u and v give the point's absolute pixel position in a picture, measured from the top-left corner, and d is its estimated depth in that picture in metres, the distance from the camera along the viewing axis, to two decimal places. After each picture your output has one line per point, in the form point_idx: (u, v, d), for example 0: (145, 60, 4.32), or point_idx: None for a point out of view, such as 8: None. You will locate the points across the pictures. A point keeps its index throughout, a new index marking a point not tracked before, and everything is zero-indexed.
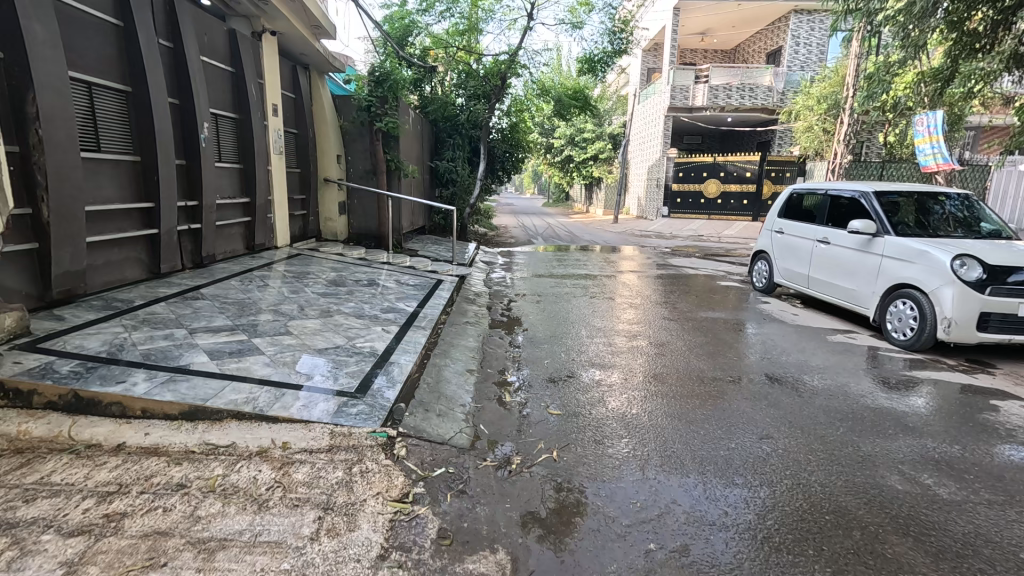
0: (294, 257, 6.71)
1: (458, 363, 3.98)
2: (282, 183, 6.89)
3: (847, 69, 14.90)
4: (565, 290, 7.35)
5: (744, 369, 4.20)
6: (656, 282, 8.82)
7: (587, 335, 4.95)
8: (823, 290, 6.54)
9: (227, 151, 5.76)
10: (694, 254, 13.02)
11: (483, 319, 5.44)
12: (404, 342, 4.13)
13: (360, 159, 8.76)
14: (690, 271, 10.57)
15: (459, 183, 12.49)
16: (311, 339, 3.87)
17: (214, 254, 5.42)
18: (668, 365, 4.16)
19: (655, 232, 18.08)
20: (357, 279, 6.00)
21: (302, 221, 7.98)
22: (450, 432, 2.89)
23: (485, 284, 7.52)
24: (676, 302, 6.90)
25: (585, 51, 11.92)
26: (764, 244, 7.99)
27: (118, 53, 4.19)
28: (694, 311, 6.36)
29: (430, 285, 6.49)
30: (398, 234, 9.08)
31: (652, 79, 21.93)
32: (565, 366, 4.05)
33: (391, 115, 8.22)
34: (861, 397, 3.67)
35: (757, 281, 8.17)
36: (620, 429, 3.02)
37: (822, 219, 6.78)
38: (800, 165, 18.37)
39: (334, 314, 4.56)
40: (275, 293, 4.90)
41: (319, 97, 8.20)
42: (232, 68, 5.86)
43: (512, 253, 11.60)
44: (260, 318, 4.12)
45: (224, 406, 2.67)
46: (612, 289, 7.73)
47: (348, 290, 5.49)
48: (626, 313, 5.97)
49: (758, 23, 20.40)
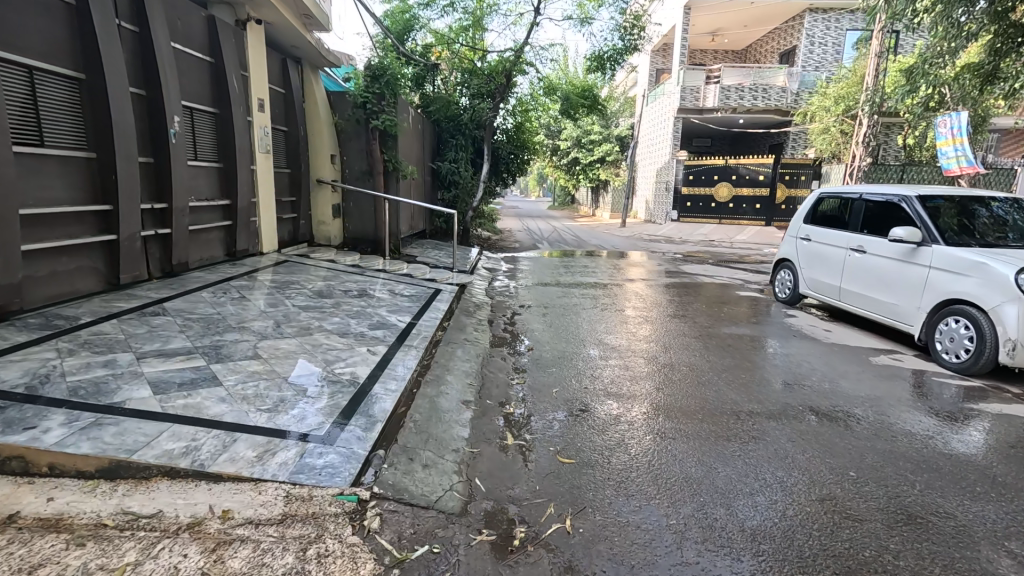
0: (281, 265, 6.19)
1: (453, 393, 3.43)
2: (268, 184, 6.38)
3: (867, 68, 14.40)
4: (572, 301, 6.81)
5: (782, 399, 3.65)
6: (670, 291, 8.26)
7: (600, 355, 4.40)
8: (857, 304, 5.97)
9: (204, 148, 5.25)
10: (707, 261, 12.46)
11: (483, 336, 4.90)
12: (391, 367, 3.59)
13: (356, 160, 8.26)
14: (704, 279, 10.00)
15: (462, 186, 11.95)
16: (282, 364, 3.33)
17: (186, 262, 4.91)
18: (696, 394, 3.61)
19: (664, 237, 17.55)
20: (346, 291, 5.47)
21: (292, 225, 7.49)
22: (437, 490, 2.34)
23: (487, 294, 6.98)
24: (694, 316, 6.34)
25: (594, 48, 11.40)
26: (788, 252, 7.42)
27: (69, 35, 3.69)
28: (715, 326, 5.79)
29: (427, 296, 5.96)
30: (395, 239, 8.55)
31: (661, 79, 21.36)
32: (577, 396, 3.51)
33: (388, 113, 7.73)
34: (929, 439, 3.10)
35: (780, 291, 7.60)
36: (648, 485, 2.47)
37: (855, 226, 6.22)
38: (815, 168, 17.80)
39: (315, 332, 4.03)
40: (251, 307, 4.37)
41: (311, 93, 7.70)
42: (212, 58, 5.36)
43: (516, 259, 11.07)
44: (227, 338, 3.59)
45: (154, 461, 2.14)
46: (624, 299, 7.18)
47: (335, 302, 4.96)
48: (642, 329, 5.41)
49: (770, 22, 19.87)
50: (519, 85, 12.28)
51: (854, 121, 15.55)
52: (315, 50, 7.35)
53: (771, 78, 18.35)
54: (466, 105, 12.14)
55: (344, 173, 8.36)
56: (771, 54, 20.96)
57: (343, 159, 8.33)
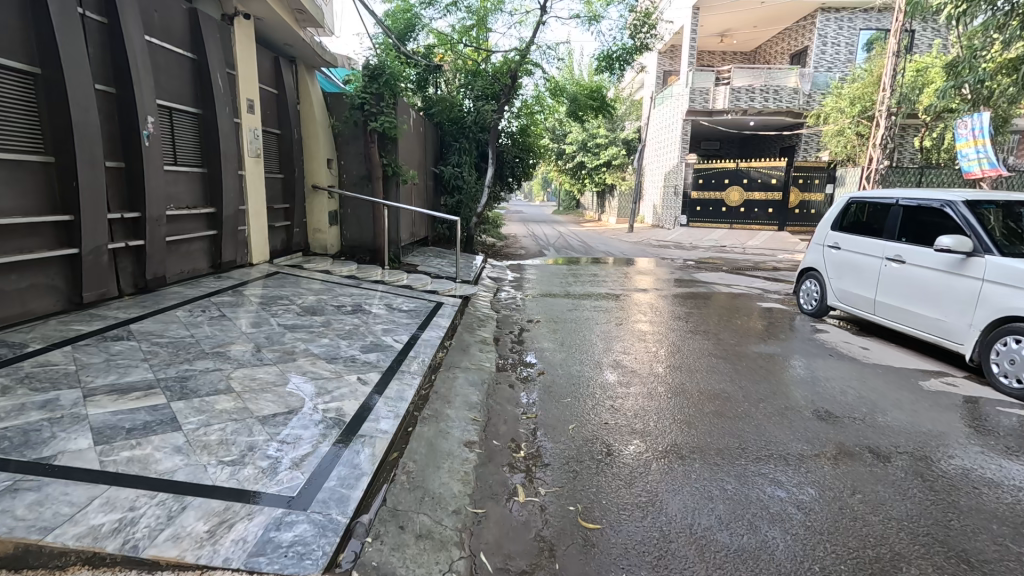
0: (270, 277, 5.76)
1: (454, 432, 2.98)
2: (257, 190, 5.96)
3: (885, 69, 13.91)
4: (583, 314, 6.33)
5: (835, 436, 3.15)
6: (686, 303, 7.76)
7: (619, 381, 3.92)
8: (896, 318, 5.49)
9: (185, 152, 4.84)
10: (721, 268, 11.95)
11: (488, 358, 4.42)
12: (384, 400, 3.13)
13: (354, 164, 7.84)
14: (719, 288, 9.50)
15: (465, 191, 11.51)
16: (256, 400, 2.87)
17: (163, 276, 4.48)
18: (735, 433, 3.13)
19: (673, 243, 17.03)
20: (339, 306, 5.02)
21: (286, 233, 7.07)
22: (432, 573, 1.87)
23: (492, 306, 6.53)
24: (716, 332, 5.85)
25: (603, 48, 10.98)
26: (814, 260, 6.95)
27: (22, 25, 3.28)
28: (741, 345, 5.30)
29: (428, 311, 5.51)
30: (395, 246, 8.12)
31: (669, 82, 20.92)
32: (597, 436, 3.04)
33: (387, 114, 7.32)
34: (1018, 490, 2.61)
35: (806, 303, 7.13)
36: (695, 561, 2.00)
37: (891, 233, 5.75)
38: (829, 171, 17.43)
39: (299, 357, 3.58)
40: (230, 327, 3.92)
41: (307, 95, 7.29)
42: (194, 54, 4.95)
43: (522, 267, 10.59)
44: (196, 367, 3.13)
45: (73, 544, 1.70)
46: (638, 313, 6.70)
47: (325, 320, 4.51)
48: (663, 348, 4.92)
49: (781, 23, 19.43)
50: (524, 87, 11.86)
51: (871, 122, 15.11)
52: (311, 49, 6.93)
53: (782, 79, 17.71)
54: (470, 108, 11.73)
55: (341, 178, 7.95)
56: (782, 55, 20.50)
57: (341, 163, 7.92)
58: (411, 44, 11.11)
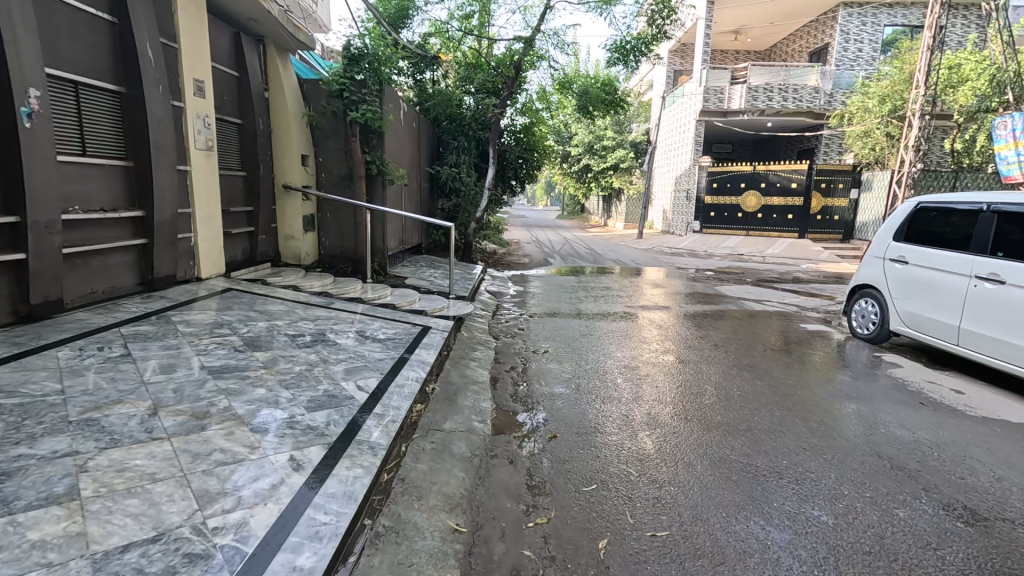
0: (218, 296, 4.70)
1: (423, 566, 1.90)
2: (204, 190, 4.93)
3: (918, 64, 12.93)
4: (598, 340, 5.26)
5: (1006, 565, 2.06)
6: (716, 325, 6.69)
7: (661, 452, 2.85)
8: (992, 352, 4.47)
9: (97, 140, 3.82)
10: (744, 280, 10.90)
11: (481, 412, 3.33)
12: (317, 504, 2.06)
13: (333, 162, 6.82)
14: (749, 304, 8.44)
15: (464, 194, 10.47)
16: (106, 517, 1.80)
17: (58, 300, 3.44)
18: (852, 557, 2.06)
19: (686, 251, 16.00)
20: (295, 337, 3.96)
21: (249, 241, 5.98)
22: None
23: (491, 330, 5.48)
24: (764, 365, 4.77)
25: (616, 38, 10.02)
26: (872, 276, 5.90)
27: None
28: (804, 384, 4.21)
29: (410, 339, 4.46)
30: (380, 256, 7.07)
31: (680, 81, 19.98)
32: (642, 566, 1.97)
33: (369, 103, 6.40)
34: None
35: (861, 327, 6.05)
36: None
37: (981, 244, 4.72)
38: (854, 175, 16.23)
39: (211, 424, 2.51)
40: (125, 375, 2.85)
41: (277, 80, 6.25)
42: (113, 18, 3.91)
43: (526, 279, 9.55)
44: (35, 453, 2.06)
45: None
46: (664, 338, 5.63)
47: (271, 360, 3.46)
48: (707, 391, 3.84)
49: (800, 20, 18.53)
50: (529, 81, 10.90)
51: (902, 122, 14.01)
52: (280, 28, 5.84)
53: (802, 77, 16.79)
54: (470, 103, 10.71)
55: (320, 177, 6.92)
56: (800, 53, 19.50)
57: (319, 161, 6.89)
58: (406, 33, 10.07)
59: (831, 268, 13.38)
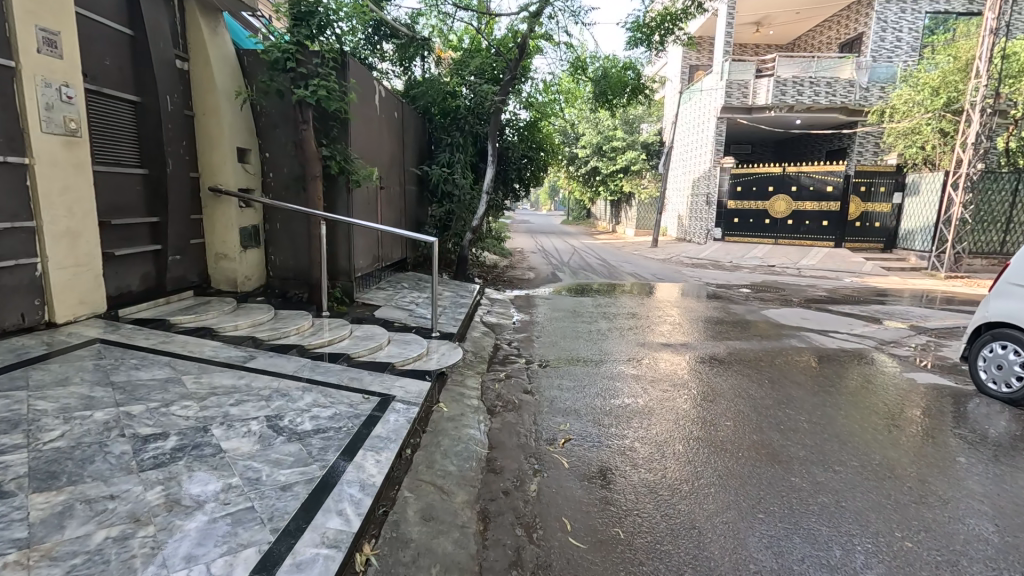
0: (65, 355, 3.06)
1: None
2: (55, 191, 3.32)
3: (978, 50, 11.30)
4: (641, 412, 3.59)
5: None
6: (786, 371, 5.02)
7: None
8: None
9: None
10: (790, 300, 9.26)
11: None
12: None
13: (283, 158, 5.22)
14: (811, 335, 6.77)
15: (458, 199, 8.81)
16: None
17: None
18: None
19: (710, 262, 14.35)
20: (147, 445, 2.31)
21: (156, 264, 4.37)
22: None
23: (487, 395, 3.85)
24: (904, 459, 3.09)
25: (639, 14, 8.47)
26: (1013, 312, 4.26)
27: None
28: (998, 510, 2.53)
29: (357, 428, 2.81)
30: (345, 278, 5.47)
31: (697, 77, 18.42)
32: None
33: (323, 78, 4.78)
34: None
35: (997, 383, 4.39)
36: None
37: None
38: (896, 176, 14.56)
39: None
40: None
41: (200, 45, 4.63)
42: None
43: (532, 302, 7.95)
44: None
45: None
46: (730, 401, 3.97)
47: (58, 516, 1.81)
48: (860, 543, 2.19)
49: (831, 8, 16.92)
50: (536, 67, 9.32)
51: (957, 117, 12.39)
52: None
53: (832, 69, 15.04)
54: (467, 92, 9.04)
55: (266, 178, 5.32)
56: (830, 44, 17.93)
57: (264, 157, 5.28)
58: (389, 8, 8.43)
59: (878, 282, 11.78)
